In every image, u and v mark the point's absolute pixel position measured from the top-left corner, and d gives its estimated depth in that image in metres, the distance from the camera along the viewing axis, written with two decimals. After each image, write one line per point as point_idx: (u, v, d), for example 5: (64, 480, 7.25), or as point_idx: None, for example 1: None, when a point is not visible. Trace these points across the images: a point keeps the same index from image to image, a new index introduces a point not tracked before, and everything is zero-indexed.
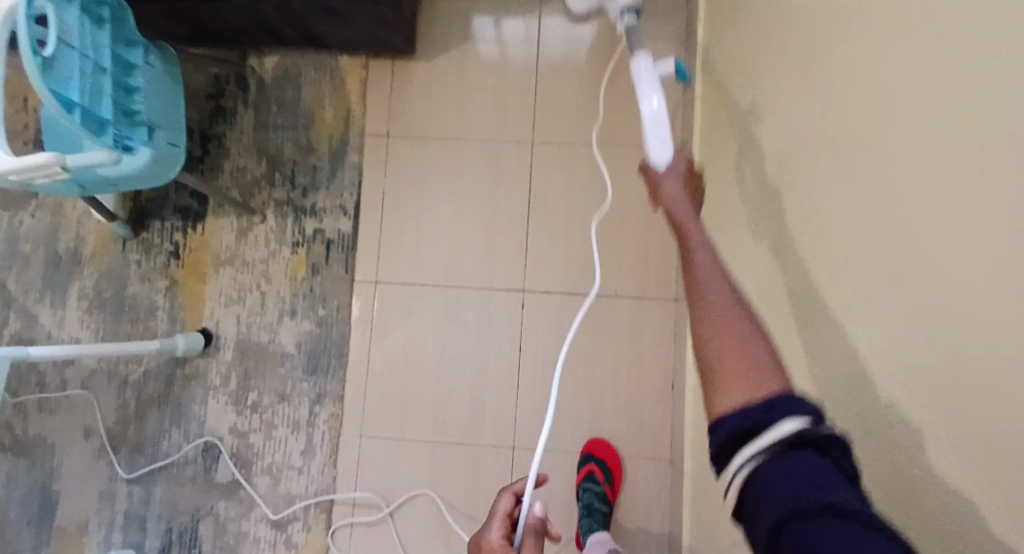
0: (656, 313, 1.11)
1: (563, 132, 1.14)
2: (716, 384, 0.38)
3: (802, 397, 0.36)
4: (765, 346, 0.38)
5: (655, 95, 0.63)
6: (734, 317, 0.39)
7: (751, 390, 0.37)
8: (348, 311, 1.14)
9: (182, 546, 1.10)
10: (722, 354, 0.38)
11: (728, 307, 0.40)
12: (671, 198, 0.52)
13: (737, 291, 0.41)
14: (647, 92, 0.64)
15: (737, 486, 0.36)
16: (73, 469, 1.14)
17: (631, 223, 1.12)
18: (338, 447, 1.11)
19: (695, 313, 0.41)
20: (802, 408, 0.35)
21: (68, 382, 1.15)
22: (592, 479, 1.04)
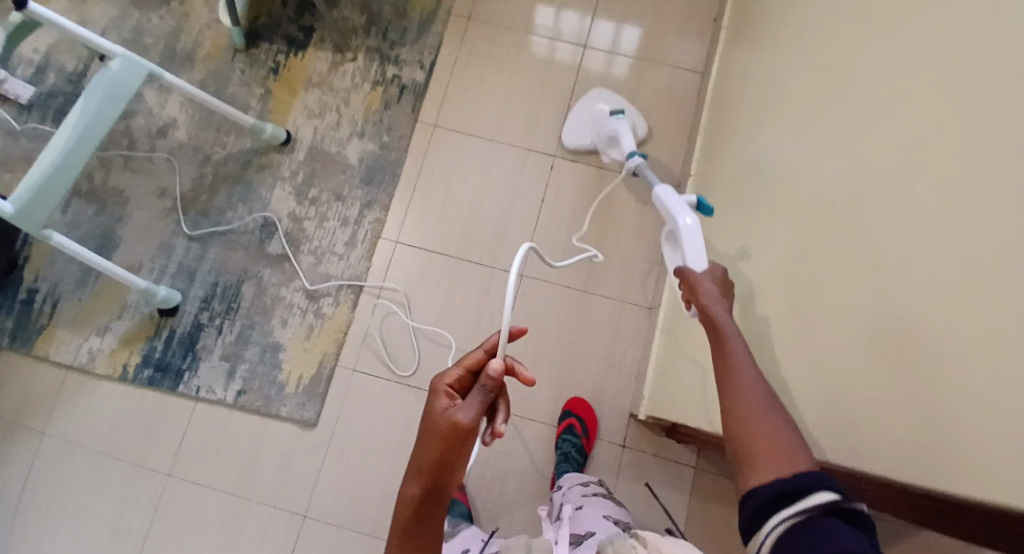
0: (659, 194, 1.33)
1: (610, 44, 1.42)
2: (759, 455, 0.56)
3: (820, 470, 0.53)
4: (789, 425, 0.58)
5: (688, 212, 0.83)
6: (767, 412, 0.59)
7: (784, 457, 0.55)
8: (407, 141, 1.35)
9: (222, 300, 1.28)
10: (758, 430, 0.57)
11: (766, 409, 0.59)
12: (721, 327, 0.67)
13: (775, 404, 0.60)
14: (682, 209, 0.84)
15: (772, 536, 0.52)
16: (140, 222, 1.31)
17: (653, 121, 1.37)
18: (376, 246, 1.30)
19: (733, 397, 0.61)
20: (819, 479, 0.52)
21: (156, 150, 1.35)
22: (571, 431, 1.17)
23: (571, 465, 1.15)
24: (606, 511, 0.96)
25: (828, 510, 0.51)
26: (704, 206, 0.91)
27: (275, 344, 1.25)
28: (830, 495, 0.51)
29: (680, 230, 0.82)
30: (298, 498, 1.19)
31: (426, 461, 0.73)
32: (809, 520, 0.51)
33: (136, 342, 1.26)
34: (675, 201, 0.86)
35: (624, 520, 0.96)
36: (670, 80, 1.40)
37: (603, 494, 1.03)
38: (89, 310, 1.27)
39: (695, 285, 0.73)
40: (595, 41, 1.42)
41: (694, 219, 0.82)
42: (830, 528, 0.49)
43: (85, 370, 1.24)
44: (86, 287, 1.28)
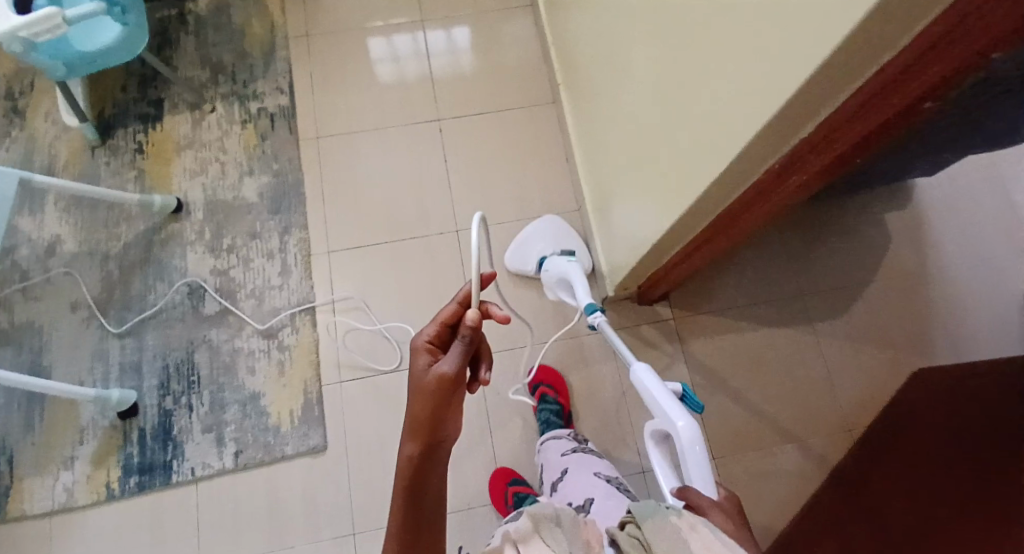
0: (540, 115, 1.42)
1: (449, 51, 1.47)
2: None
3: None
4: None
5: (681, 413, 0.75)
6: None
7: None
8: (297, 160, 1.37)
9: (180, 378, 1.22)
10: None
11: None
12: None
13: None
14: (674, 412, 0.75)
15: None
16: (63, 343, 1.24)
17: (507, 58, 1.47)
18: (310, 264, 1.30)
19: None
20: None
21: (51, 269, 1.28)
22: (547, 401, 1.20)
23: (554, 422, 1.18)
24: (596, 469, 1.01)
25: None
26: (692, 399, 0.83)
27: (252, 395, 1.22)
28: None
29: (684, 455, 0.72)
30: (340, 522, 1.16)
31: (417, 419, 0.73)
32: None
33: (111, 457, 1.18)
34: (658, 391, 0.80)
35: (615, 476, 1.03)
36: (506, 20, 1.50)
37: (581, 444, 1.09)
38: (46, 449, 1.18)
39: (697, 505, 0.68)
40: (432, 47, 1.47)
41: (689, 420, 0.74)
42: None
43: (66, 508, 1.15)
44: (35, 429, 1.19)
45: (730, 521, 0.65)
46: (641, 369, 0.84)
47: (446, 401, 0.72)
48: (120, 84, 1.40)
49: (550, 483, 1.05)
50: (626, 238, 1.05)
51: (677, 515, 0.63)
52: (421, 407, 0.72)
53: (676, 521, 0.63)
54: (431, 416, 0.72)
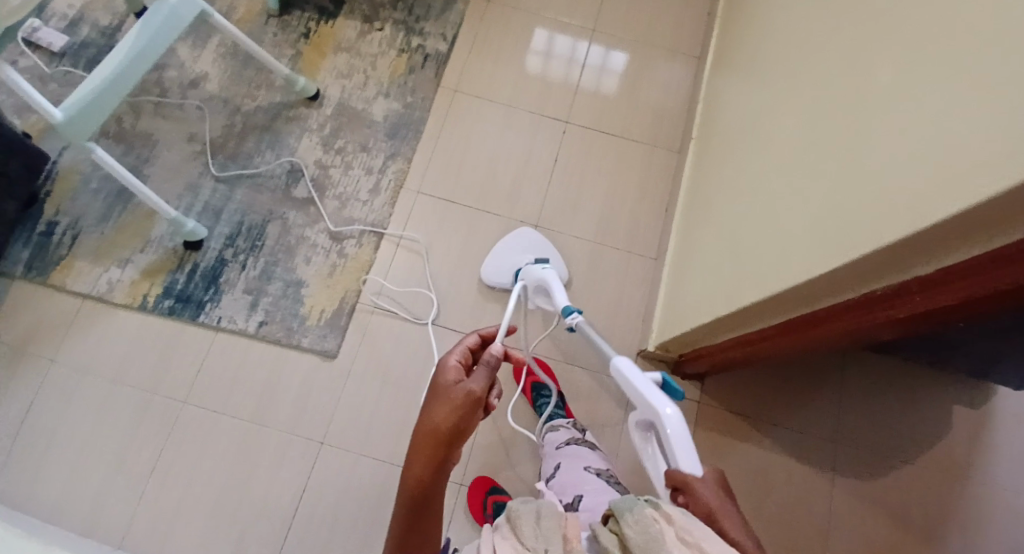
0: (661, 158, 1.43)
1: (598, 69, 1.51)
2: None
3: None
4: None
5: (666, 402, 0.75)
6: None
7: None
8: (429, 103, 1.45)
9: (247, 238, 1.31)
10: None
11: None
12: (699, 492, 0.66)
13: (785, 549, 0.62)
14: (659, 401, 0.75)
15: None
16: (167, 163, 1.35)
17: (655, 96, 1.49)
18: (398, 196, 1.37)
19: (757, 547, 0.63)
20: None
21: (188, 98, 1.41)
22: (539, 382, 1.23)
23: (552, 410, 1.22)
24: (588, 463, 1.05)
25: None
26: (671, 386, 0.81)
27: (298, 281, 1.29)
28: None
29: (670, 438, 0.72)
30: (316, 427, 1.21)
31: (434, 430, 0.75)
32: None
33: (159, 275, 1.28)
34: (637, 379, 0.79)
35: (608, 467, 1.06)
36: (669, 63, 1.53)
37: (581, 438, 1.12)
38: (110, 243, 1.30)
39: (687, 485, 0.68)
40: (587, 61, 1.52)
41: (674, 408, 0.74)
42: None
43: (102, 298, 1.27)
44: (109, 221, 1.31)
45: (710, 500, 0.66)
46: (621, 361, 0.83)
47: (467, 415, 0.76)
48: None
49: (547, 479, 1.08)
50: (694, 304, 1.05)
51: (653, 509, 0.60)
52: (444, 417, 0.75)
53: (650, 516, 0.59)
54: (451, 427, 0.75)
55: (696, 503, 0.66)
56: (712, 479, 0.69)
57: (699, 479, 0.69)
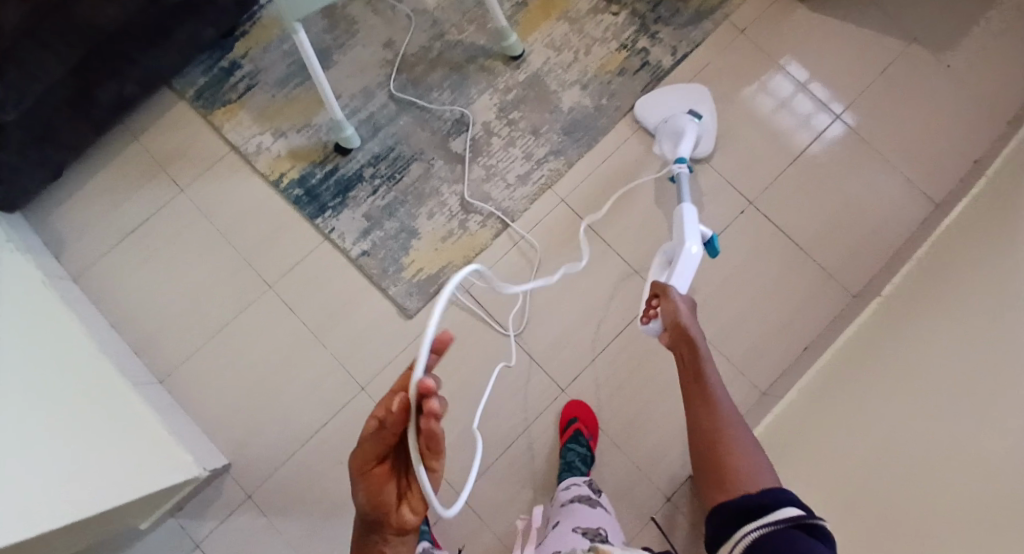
0: (829, 293, 1.25)
1: (802, 118, 1.33)
2: (725, 487, 0.70)
3: (785, 491, 0.67)
4: (765, 461, 0.71)
5: (696, 242, 0.99)
6: (743, 444, 0.72)
7: (747, 483, 0.69)
8: (622, 114, 1.32)
9: (389, 166, 1.31)
10: (722, 454, 0.72)
11: (739, 435, 0.73)
12: (682, 315, 0.82)
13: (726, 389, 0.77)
14: (693, 240, 1.00)
15: (739, 542, 0.65)
16: (355, 58, 1.34)
17: (861, 222, 1.28)
18: (542, 194, 1.29)
19: (706, 397, 0.76)
20: (781, 496, 0.66)
21: (403, 3, 1.37)
22: (574, 440, 1.14)
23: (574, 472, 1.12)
24: (577, 522, 0.97)
25: (804, 520, 0.63)
26: (713, 245, 1.05)
27: (413, 230, 1.28)
28: (800, 509, 0.64)
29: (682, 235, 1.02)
30: (362, 371, 1.24)
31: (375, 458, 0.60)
32: (784, 528, 0.63)
33: (301, 161, 1.31)
34: (692, 226, 1.02)
35: (601, 527, 0.97)
36: (901, 192, 1.28)
37: (585, 494, 1.04)
38: (276, 109, 1.33)
39: (668, 296, 0.85)
40: (796, 104, 1.33)
41: (698, 250, 0.98)
42: (803, 536, 0.62)
43: (247, 158, 1.31)
44: (283, 89, 1.33)
45: (685, 311, 0.82)
46: (688, 206, 1.05)
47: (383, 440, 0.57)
48: None
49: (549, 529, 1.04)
50: None
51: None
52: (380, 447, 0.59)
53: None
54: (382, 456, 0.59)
55: (678, 323, 0.81)
56: (685, 298, 0.86)
57: (679, 295, 0.86)
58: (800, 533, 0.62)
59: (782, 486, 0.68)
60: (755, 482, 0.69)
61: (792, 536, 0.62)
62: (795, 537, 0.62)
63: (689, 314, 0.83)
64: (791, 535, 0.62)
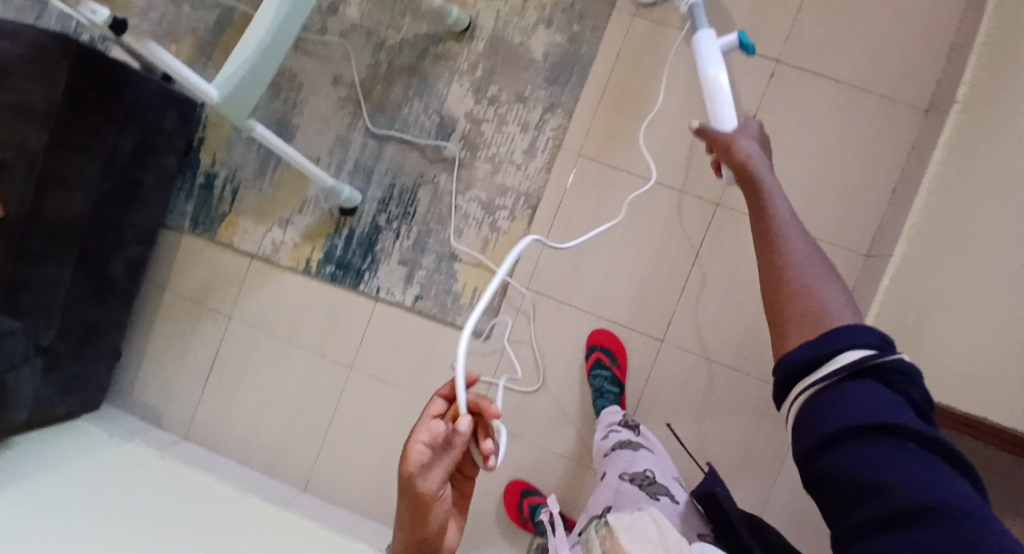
0: (904, 118, 1.09)
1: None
2: (790, 322, 0.47)
3: (867, 327, 0.44)
4: (846, 292, 0.47)
5: (717, 63, 0.70)
6: (824, 278, 0.48)
7: (821, 319, 0.46)
8: (601, 33, 1.16)
9: (399, 204, 1.24)
10: (800, 295, 0.47)
11: (810, 263, 0.49)
12: (733, 142, 0.61)
13: (808, 238, 0.51)
14: (710, 59, 0.71)
15: (796, 404, 0.45)
16: (315, 113, 1.26)
17: (909, 22, 1.09)
18: (557, 158, 1.18)
19: (761, 224, 0.53)
20: (864, 336, 0.43)
21: (328, 30, 1.26)
22: (600, 365, 1.14)
23: (609, 399, 1.12)
24: (622, 468, 0.91)
25: (871, 373, 0.43)
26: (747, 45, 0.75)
27: (450, 254, 1.22)
28: (871, 352, 0.43)
29: (705, 84, 0.69)
30: None
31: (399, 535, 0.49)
32: (851, 383, 0.43)
33: (318, 238, 1.27)
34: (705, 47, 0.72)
35: (648, 467, 0.90)
36: None
37: (626, 439, 0.98)
38: (269, 201, 1.29)
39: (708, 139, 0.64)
40: None
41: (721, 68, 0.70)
42: (922, 460, 0.38)
43: (268, 259, 1.29)
44: (265, 177, 1.28)
45: (751, 142, 0.62)
46: (704, 35, 0.72)
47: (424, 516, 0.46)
48: None
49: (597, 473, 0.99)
50: (933, 380, 0.84)
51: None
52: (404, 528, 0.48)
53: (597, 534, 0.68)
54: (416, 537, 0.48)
55: (729, 145, 0.61)
56: (754, 130, 0.64)
57: (726, 130, 0.65)
58: (909, 466, 0.38)
59: (865, 323, 0.45)
60: (831, 321, 0.45)
61: (893, 453, 0.39)
62: (855, 446, 0.40)
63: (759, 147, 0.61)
64: (901, 456, 0.39)
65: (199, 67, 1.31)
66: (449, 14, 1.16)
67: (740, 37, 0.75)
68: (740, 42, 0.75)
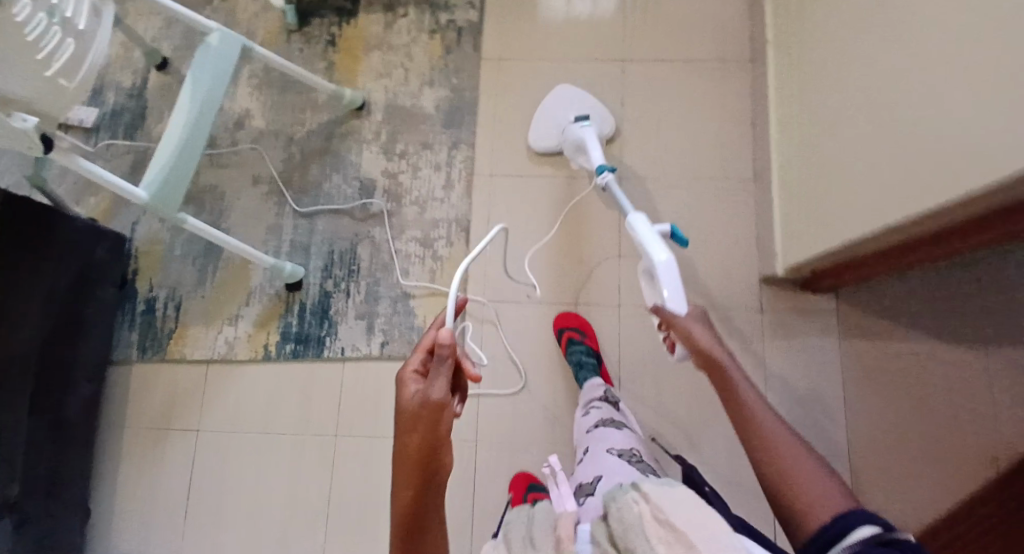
0: (729, 73, 1.36)
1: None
2: (805, 516, 0.65)
3: (861, 508, 0.63)
4: (830, 474, 0.68)
5: (662, 249, 0.85)
6: (806, 458, 0.68)
7: (809, 512, 0.65)
8: (478, 79, 1.39)
9: (342, 265, 1.32)
10: (814, 506, 0.65)
11: (799, 454, 0.68)
12: (690, 331, 0.78)
13: (783, 425, 0.72)
14: (654, 247, 0.86)
15: None
16: (243, 212, 1.36)
17: (704, 8, 1.40)
18: (472, 184, 1.34)
19: (750, 417, 0.72)
20: (859, 517, 0.62)
21: (239, 142, 1.39)
22: (574, 342, 1.20)
23: (589, 368, 1.17)
24: (610, 444, 0.93)
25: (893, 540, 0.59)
26: (678, 235, 0.92)
27: (403, 294, 1.30)
28: (883, 528, 0.60)
29: (657, 269, 0.83)
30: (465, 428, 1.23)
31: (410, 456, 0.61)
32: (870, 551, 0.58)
33: (272, 322, 1.31)
34: (644, 231, 0.89)
35: (635, 446, 0.93)
36: None
37: (608, 416, 1.02)
38: (216, 304, 1.32)
39: (667, 318, 0.81)
40: None
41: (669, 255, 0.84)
42: None
43: (226, 359, 1.30)
44: (207, 283, 1.33)
45: (702, 327, 0.79)
46: (636, 218, 0.92)
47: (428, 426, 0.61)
48: None
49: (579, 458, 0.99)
50: (830, 225, 1.00)
51: (636, 492, 0.62)
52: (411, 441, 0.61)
53: (632, 500, 0.61)
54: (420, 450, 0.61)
55: (689, 337, 0.78)
56: (700, 314, 0.82)
57: (681, 315, 0.80)
58: None
59: (863, 506, 0.63)
60: (825, 512, 0.64)
61: None
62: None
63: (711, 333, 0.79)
64: None
65: (121, 205, 1.38)
66: (346, 96, 1.34)
67: (673, 230, 0.92)
68: (674, 233, 0.92)
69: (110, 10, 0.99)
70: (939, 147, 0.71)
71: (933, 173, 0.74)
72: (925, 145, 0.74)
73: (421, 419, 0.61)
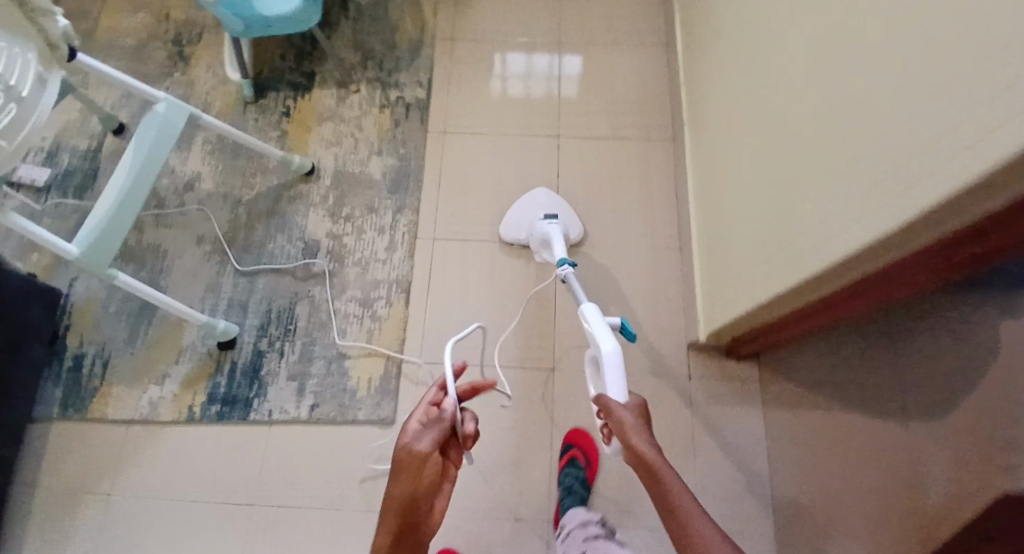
0: (659, 149, 1.45)
1: (529, 70, 1.54)
2: None
3: None
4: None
5: (609, 340, 0.86)
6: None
7: None
8: (423, 149, 1.45)
9: (279, 324, 1.30)
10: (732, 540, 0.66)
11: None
12: (627, 425, 0.79)
13: (721, 534, 0.69)
14: (603, 338, 0.86)
15: None
16: (181, 270, 1.35)
17: (635, 92, 1.51)
18: (414, 246, 1.36)
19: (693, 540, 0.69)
20: None
21: (186, 203, 1.41)
22: (573, 465, 1.16)
23: (576, 497, 1.11)
24: None
25: None
26: (627, 329, 0.94)
27: (338, 354, 1.28)
28: None
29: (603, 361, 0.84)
30: None
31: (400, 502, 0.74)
32: None
33: (200, 382, 1.26)
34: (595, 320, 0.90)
35: None
36: (642, 57, 1.55)
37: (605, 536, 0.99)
38: (144, 362, 1.28)
39: (607, 407, 0.82)
40: (513, 63, 1.55)
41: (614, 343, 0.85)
42: None
43: (148, 421, 1.24)
44: (137, 341, 1.30)
45: (634, 417, 0.80)
46: (587, 306, 0.93)
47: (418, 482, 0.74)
48: (280, 54, 1.54)
49: None
50: (749, 283, 1.03)
51: None
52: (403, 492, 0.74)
53: None
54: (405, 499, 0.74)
55: (626, 436, 0.78)
56: (633, 404, 0.83)
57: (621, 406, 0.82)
58: None
59: None
60: None
61: None
62: None
63: (637, 418, 0.80)
64: None
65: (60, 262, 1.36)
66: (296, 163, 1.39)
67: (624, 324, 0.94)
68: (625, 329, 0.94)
69: (54, 79, 0.94)
70: (825, 199, 0.76)
71: (821, 224, 0.79)
72: (815, 198, 0.79)
73: (412, 475, 0.73)
